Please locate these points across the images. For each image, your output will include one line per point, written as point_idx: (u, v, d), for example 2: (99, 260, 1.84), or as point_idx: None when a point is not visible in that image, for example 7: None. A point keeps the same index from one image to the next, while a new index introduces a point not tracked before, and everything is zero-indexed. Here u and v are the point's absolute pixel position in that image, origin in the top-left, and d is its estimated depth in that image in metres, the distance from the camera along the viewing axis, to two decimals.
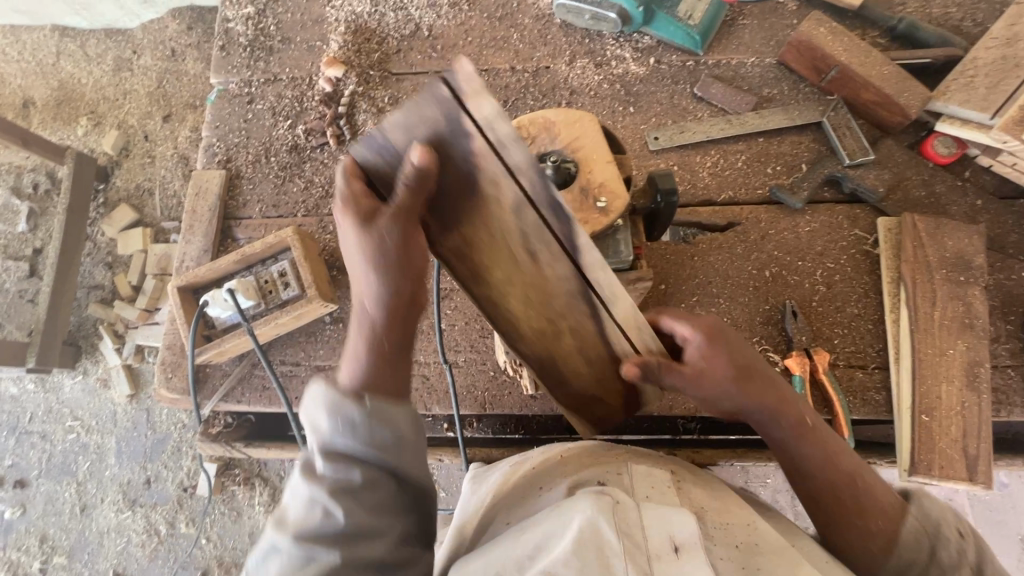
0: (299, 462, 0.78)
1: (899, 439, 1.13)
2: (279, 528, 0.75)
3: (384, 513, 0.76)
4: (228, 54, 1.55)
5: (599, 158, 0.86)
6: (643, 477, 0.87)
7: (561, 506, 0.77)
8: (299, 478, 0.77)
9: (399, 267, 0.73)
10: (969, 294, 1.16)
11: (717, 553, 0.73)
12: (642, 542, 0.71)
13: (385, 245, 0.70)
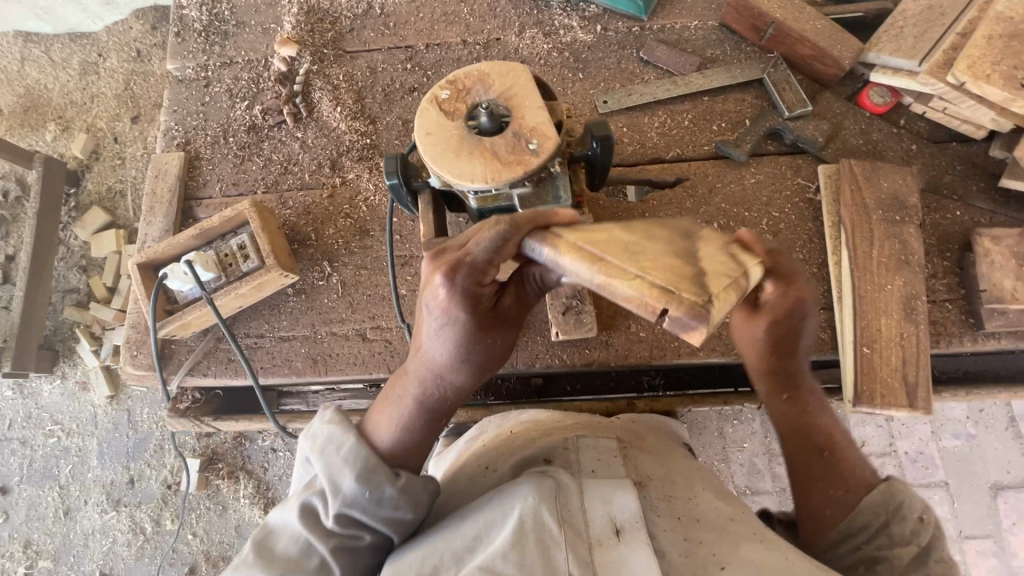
0: (330, 463, 0.91)
1: (845, 372, 1.17)
2: (302, 517, 0.89)
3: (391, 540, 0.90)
4: (183, 39, 1.56)
5: (531, 105, 0.90)
6: (588, 451, 0.97)
7: (505, 491, 0.89)
8: (336, 474, 0.89)
9: (481, 375, 0.92)
10: (904, 233, 1.21)
11: (658, 523, 0.88)
12: (584, 528, 0.85)
13: (488, 336, 0.87)
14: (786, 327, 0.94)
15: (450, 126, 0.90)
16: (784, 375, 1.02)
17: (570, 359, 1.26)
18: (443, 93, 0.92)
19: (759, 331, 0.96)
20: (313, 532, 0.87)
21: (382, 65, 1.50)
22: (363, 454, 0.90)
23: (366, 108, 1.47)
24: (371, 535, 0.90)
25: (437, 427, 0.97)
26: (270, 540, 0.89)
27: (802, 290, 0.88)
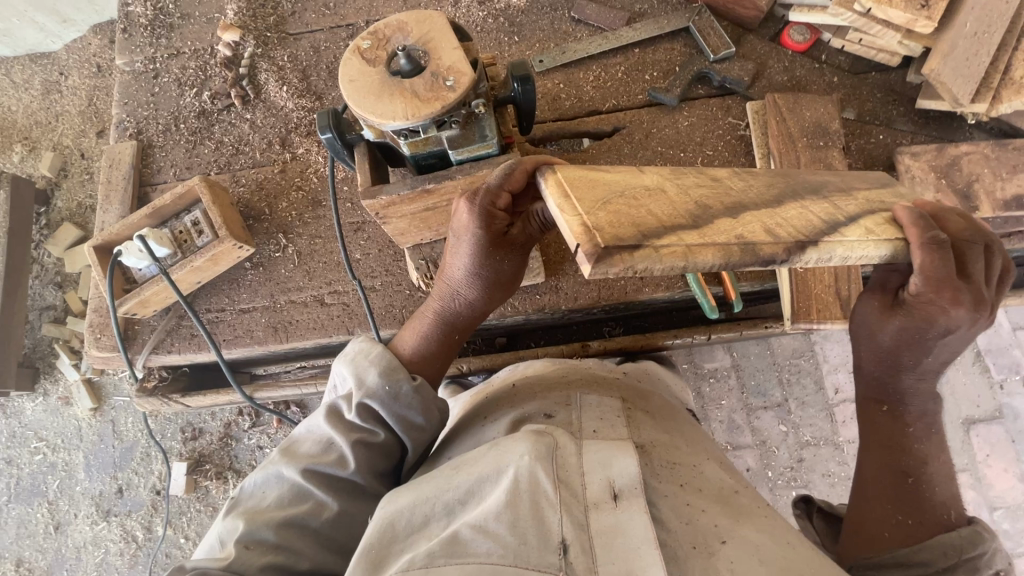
0: (357, 368, 0.96)
1: (782, 286, 1.21)
2: (327, 419, 0.94)
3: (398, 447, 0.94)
4: (129, 35, 1.60)
5: (447, 46, 0.94)
6: (592, 412, 0.97)
7: (501, 445, 0.84)
8: (360, 379, 0.95)
9: (491, 293, 1.01)
10: (829, 157, 1.26)
11: (657, 489, 0.84)
12: (580, 488, 0.79)
13: (494, 253, 0.95)
14: (917, 331, 0.84)
15: (373, 72, 0.94)
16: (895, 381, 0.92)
17: (522, 305, 1.31)
18: (364, 43, 0.96)
19: (889, 327, 0.87)
20: (334, 430, 0.92)
21: (325, 45, 1.54)
22: (387, 362, 0.95)
23: (312, 86, 1.51)
24: (386, 435, 0.94)
25: (454, 342, 1.06)
26: (298, 442, 0.95)
27: (958, 297, 0.78)
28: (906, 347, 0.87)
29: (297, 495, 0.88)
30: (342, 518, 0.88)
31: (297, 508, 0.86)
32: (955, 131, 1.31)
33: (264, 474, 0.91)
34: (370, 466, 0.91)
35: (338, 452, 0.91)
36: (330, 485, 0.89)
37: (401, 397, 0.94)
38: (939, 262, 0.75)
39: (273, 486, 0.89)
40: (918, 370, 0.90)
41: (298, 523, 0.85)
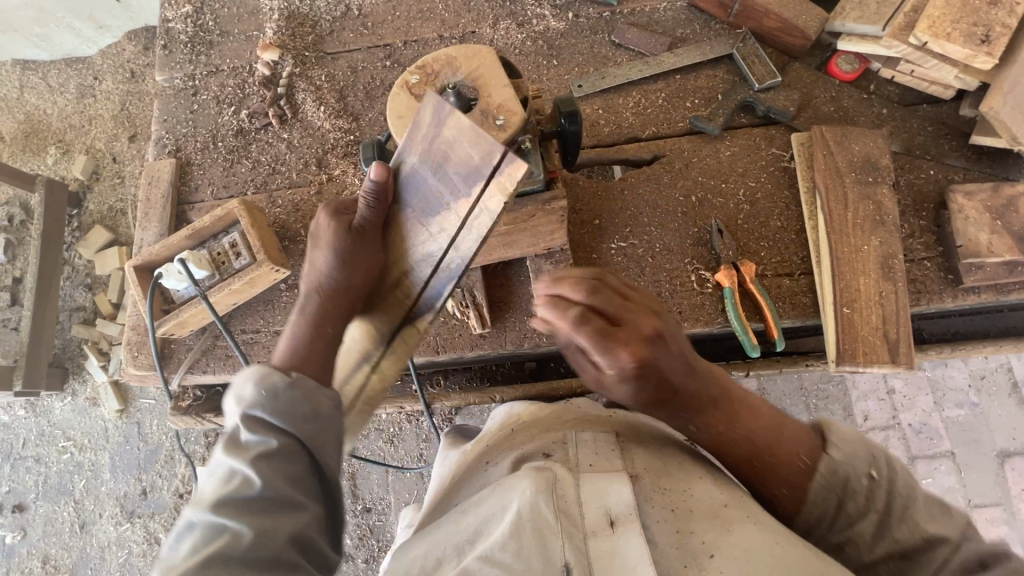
0: (232, 395, 0.87)
1: (827, 333, 1.18)
2: (224, 453, 0.82)
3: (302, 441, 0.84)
4: (170, 51, 1.61)
5: (497, 83, 0.93)
6: (587, 445, 0.91)
7: (503, 485, 0.82)
8: (241, 400, 0.86)
9: (347, 266, 0.98)
10: (877, 194, 1.22)
11: (651, 514, 0.80)
12: (578, 519, 0.77)
13: (340, 235, 0.99)
14: (666, 381, 0.91)
15: (421, 109, 0.95)
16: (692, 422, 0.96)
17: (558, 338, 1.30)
18: (413, 78, 0.97)
19: (638, 400, 0.93)
20: (235, 456, 0.81)
21: (362, 65, 1.54)
22: (265, 374, 0.87)
23: (349, 106, 1.51)
24: (291, 438, 0.84)
25: (326, 334, 0.97)
26: (200, 489, 0.81)
27: (636, 343, 0.87)
28: (692, 398, 0.94)
29: (215, 533, 0.75)
30: (269, 535, 0.75)
31: (221, 542, 0.74)
32: (1011, 167, 1.27)
33: (177, 531, 0.78)
34: (278, 471, 0.80)
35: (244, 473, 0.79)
36: (254, 510, 0.77)
37: (262, 402, 0.84)
38: (582, 313, 0.86)
39: (188, 537, 0.76)
40: (706, 391, 0.96)
41: (226, 555, 0.72)
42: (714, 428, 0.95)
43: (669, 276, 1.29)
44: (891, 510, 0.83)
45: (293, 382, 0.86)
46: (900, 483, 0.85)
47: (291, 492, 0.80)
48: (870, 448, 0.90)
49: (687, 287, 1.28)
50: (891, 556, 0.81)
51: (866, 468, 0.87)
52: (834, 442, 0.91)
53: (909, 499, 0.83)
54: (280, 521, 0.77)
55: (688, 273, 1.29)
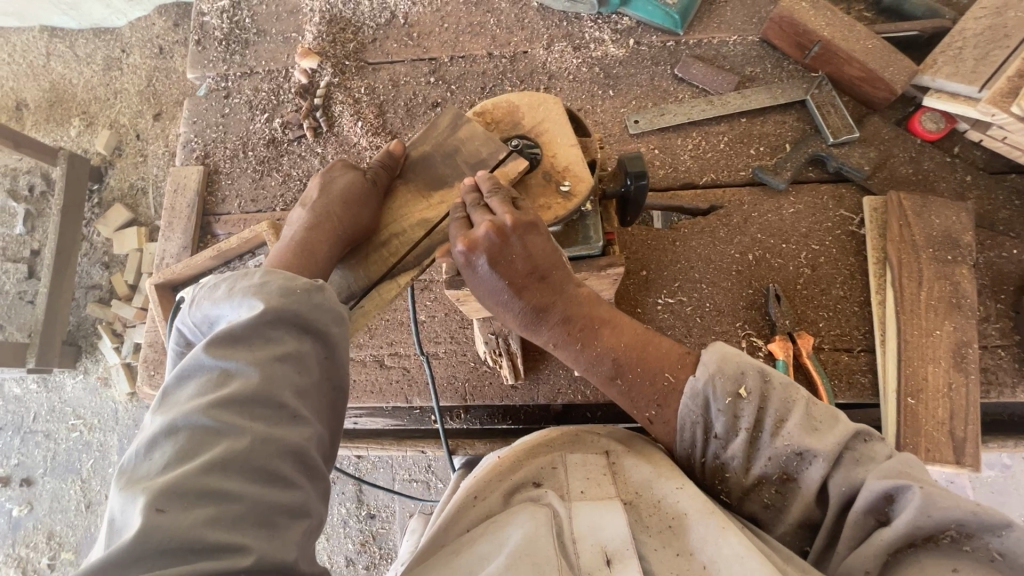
0: (230, 294, 0.74)
1: (886, 421, 1.10)
2: (213, 351, 0.68)
3: (298, 351, 0.71)
4: (204, 48, 1.53)
5: (563, 141, 0.86)
6: (578, 470, 0.84)
7: (495, 523, 0.78)
8: (242, 298, 0.73)
9: (354, 205, 0.84)
10: (956, 274, 1.12)
11: (648, 544, 0.75)
12: (571, 558, 0.72)
13: (353, 184, 0.86)
14: (528, 279, 0.81)
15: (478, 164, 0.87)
16: (589, 356, 0.85)
17: (593, 395, 1.23)
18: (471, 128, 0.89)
19: (517, 310, 0.84)
20: (230, 356, 0.68)
21: (404, 79, 1.45)
22: (272, 276, 0.74)
23: (388, 123, 1.42)
24: (297, 342, 0.72)
25: (316, 260, 0.82)
26: (177, 392, 0.68)
27: (497, 254, 0.79)
28: (551, 303, 0.83)
29: (205, 439, 0.62)
30: (272, 446, 0.64)
31: (212, 452, 0.61)
32: None
33: (148, 438, 0.64)
34: (272, 374, 0.67)
35: (228, 381, 0.67)
36: (253, 416, 0.65)
37: (259, 303, 0.71)
38: (474, 208, 0.80)
39: (164, 446, 0.62)
40: (576, 307, 0.85)
41: (221, 465, 0.60)
42: (610, 352, 0.85)
43: (717, 338, 1.21)
44: (762, 428, 0.74)
45: (309, 286, 0.74)
46: (768, 400, 0.75)
47: (282, 403, 0.67)
48: (739, 363, 0.77)
49: None
50: (773, 483, 0.74)
51: (733, 390, 0.75)
52: (701, 366, 0.78)
53: (782, 412, 0.74)
54: (283, 432, 0.65)
55: (738, 338, 1.21)
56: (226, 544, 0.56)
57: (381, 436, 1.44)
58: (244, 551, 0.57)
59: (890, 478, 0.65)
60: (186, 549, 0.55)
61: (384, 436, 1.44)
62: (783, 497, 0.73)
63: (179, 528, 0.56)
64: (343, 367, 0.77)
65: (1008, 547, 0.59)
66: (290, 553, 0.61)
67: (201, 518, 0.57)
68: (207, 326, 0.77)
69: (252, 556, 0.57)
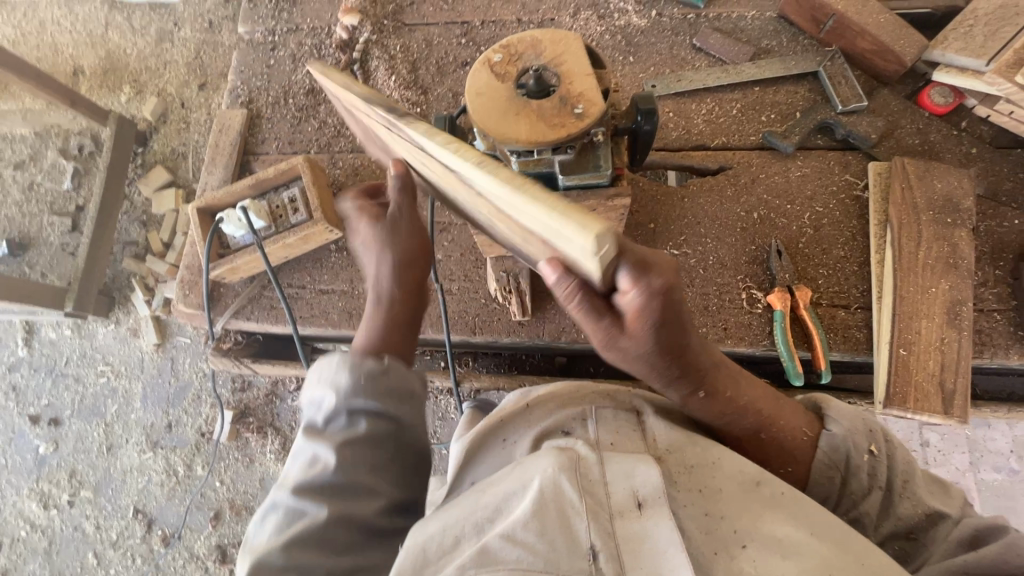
0: (319, 380, 0.89)
1: (877, 372, 1.14)
2: (307, 441, 0.86)
3: (371, 434, 0.85)
4: (254, 5, 1.65)
5: (580, 71, 0.93)
6: (608, 423, 0.89)
7: (523, 462, 0.79)
8: (327, 386, 0.87)
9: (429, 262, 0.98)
10: (955, 236, 1.16)
11: (678, 498, 0.76)
12: (602, 498, 0.74)
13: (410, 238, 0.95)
14: (669, 354, 0.73)
15: (500, 88, 0.94)
16: (686, 368, 0.78)
17: None
18: (496, 57, 0.97)
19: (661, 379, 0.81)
20: (318, 446, 0.84)
21: (438, 39, 1.54)
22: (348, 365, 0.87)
23: (419, 79, 1.52)
24: (367, 431, 0.85)
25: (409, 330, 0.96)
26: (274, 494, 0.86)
27: (668, 271, 0.67)
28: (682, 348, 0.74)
29: (293, 519, 0.81)
30: (347, 522, 0.81)
31: (297, 530, 0.80)
32: None
33: (262, 511, 0.86)
34: (352, 462, 0.84)
35: (316, 468, 0.84)
36: (337, 498, 0.82)
37: (335, 396, 0.86)
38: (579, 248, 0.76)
39: (271, 516, 0.83)
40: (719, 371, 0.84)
41: (302, 544, 0.79)
42: (755, 405, 0.89)
43: (718, 290, 1.26)
44: (894, 486, 0.85)
45: (379, 369, 0.87)
46: (895, 461, 0.87)
47: (359, 484, 0.83)
48: (866, 422, 0.91)
49: (736, 305, 1.25)
50: (898, 534, 0.83)
51: (867, 446, 0.88)
52: (835, 422, 0.90)
53: (908, 473, 0.87)
54: (357, 509, 0.82)
55: (739, 291, 1.26)
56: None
57: None
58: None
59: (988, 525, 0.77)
60: None
61: None
62: (909, 551, 0.81)
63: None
64: (413, 446, 0.90)
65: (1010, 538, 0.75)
66: None
67: None
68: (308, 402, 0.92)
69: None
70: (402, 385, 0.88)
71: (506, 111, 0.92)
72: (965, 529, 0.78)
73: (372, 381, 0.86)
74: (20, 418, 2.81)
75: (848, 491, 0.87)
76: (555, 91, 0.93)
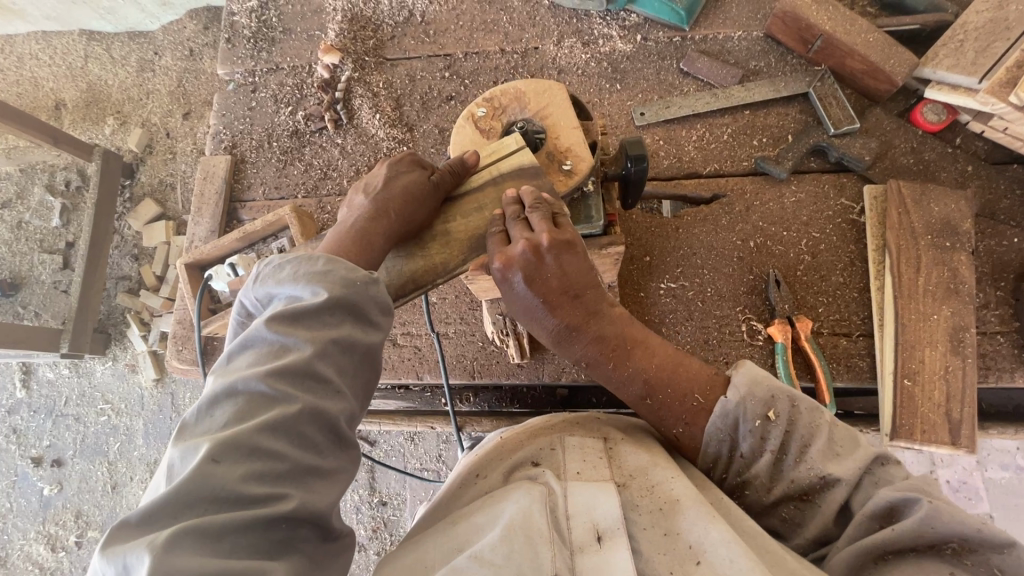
0: (295, 276, 0.77)
1: (882, 405, 1.13)
2: (274, 325, 0.72)
3: (346, 331, 0.74)
4: (233, 46, 1.62)
5: (567, 125, 0.93)
6: (574, 450, 0.86)
7: (493, 498, 0.78)
8: (306, 282, 0.76)
9: (414, 205, 0.88)
10: (954, 260, 1.15)
11: (638, 523, 0.76)
12: (564, 532, 0.73)
13: (419, 187, 0.89)
14: (557, 305, 0.89)
15: (486, 145, 0.95)
16: (584, 329, 0.91)
17: None
18: (479, 111, 0.96)
19: (549, 325, 0.91)
20: (292, 334, 0.71)
21: (420, 74, 1.52)
22: (336, 265, 0.77)
23: (404, 116, 1.49)
24: (350, 327, 0.75)
25: (375, 249, 0.85)
26: (236, 358, 0.71)
27: (557, 242, 0.84)
28: (585, 324, 0.91)
29: (258, 405, 0.66)
30: (316, 418, 0.68)
31: (266, 415, 0.65)
32: None
33: (206, 398, 0.68)
34: (331, 356, 0.72)
35: (285, 353, 0.70)
36: (306, 389, 0.69)
37: (318, 288, 0.74)
38: (514, 222, 0.86)
39: (224, 405, 0.66)
40: (607, 329, 0.92)
41: (271, 428, 0.64)
42: (641, 373, 0.91)
43: (718, 323, 1.25)
44: (787, 451, 0.79)
45: (368, 279, 0.77)
46: (796, 425, 0.79)
47: (329, 385, 0.71)
48: (770, 387, 0.80)
49: (737, 338, 1.24)
50: (790, 497, 0.78)
51: (762, 413, 0.79)
52: (732, 389, 0.81)
53: (807, 437, 0.78)
54: (329, 406, 0.69)
55: (739, 322, 1.24)
56: (269, 495, 0.62)
57: (392, 415, 1.50)
58: (285, 498, 0.63)
59: (902, 491, 0.69)
60: (225, 501, 0.60)
61: (395, 414, 1.49)
62: (802, 514, 0.78)
63: (229, 483, 0.60)
64: (379, 366, 0.80)
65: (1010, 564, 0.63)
66: (325, 504, 0.66)
67: (242, 473, 0.61)
68: (269, 303, 0.79)
69: (292, 503, 0.63)
70: (378, 316, 0.78)
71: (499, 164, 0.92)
72: (881, 499, 0.70)
73: (356, 280, 0.76)
74: (22, 459, 2.79)
75: (738, 454, 0.82)
76: (541, 145, 0.93)
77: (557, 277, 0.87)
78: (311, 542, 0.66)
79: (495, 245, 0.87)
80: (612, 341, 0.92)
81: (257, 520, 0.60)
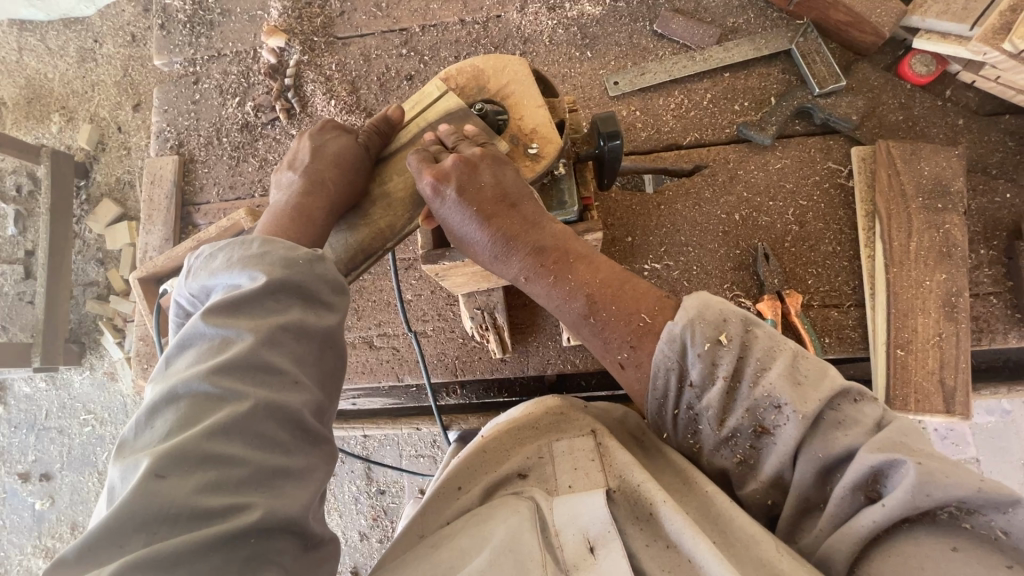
0: (228, 264, 0.70)
1: (877, 374, 1.10)
2: (211, 319, 0.65)
3: (296, 316, 0.67)
4: (168, 32, 1.48)
5: (529, 103, 0.85)
6: (563, 461, 0.79)
7: (477, 517, 0.72)
8: (241, 269, 0.69)
9: (348, 172, 0.81)
10: (946, 223, 1.10)
11: (635, 538, 0.69)
12: (555, 550, 0.67)
13: (345, 150, 0.83)
14: (495, 218, 0.80)
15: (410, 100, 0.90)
16: (524, 240, 0.81)
17: (583, 363, 1.25)
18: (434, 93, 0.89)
19: (481, 238, 0.82)
20: (231, 325, 0.64)
21: (375, 52, 1.40)
22: (272, 247, 0.70)
23: (362, 100, 1.38)
24: (302, 313, 0.68)
25: (315, 224, 0.79)
26: (176, 361, 0.64)
27: (485, 156, 0.80)
28: (519, 232, 0.81)
29: (203, 409, 0.59)
30: (273, 411, 0.61)
31: (213, 418, 0.58)
32: None
33: (144, 410, 0.61)
34: (278, 338, 0.64)
35: (228, 346, 0.63)
36: (256, 382, 0.61)
37: (255, 273, 0.67)
38: (442, 152, 0.83)
39: (166, 413, 0.59)
40: (546, 238, 0.81)
41: (222, 430, 0.57)
42: (583, 286, 0.80)
43: None
44: (741, 378, 0.68)
45: (311, 256, 0.70)
46: (751, 348, 0.69)
47: (284, 373, 0.63)
48: (722, 310, 0.71)
49: None
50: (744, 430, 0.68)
51: (712, 336, 0.69)
52: (681, 312, 0.71)
53: (766, 360, 0.68)
54: (286, 398, 0.62)
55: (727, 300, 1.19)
56: (228, 506, 0.54)
57: (377, 416, 1.44)
58: (247, 508, 0.55)
59: (889, 456, 0.58)
60: (181, 518, 0.53)
61: (380, 415, 1.44)
62: (757, 453, 0.68)
63: (178, 496, 0.53)
64: (342, 358, 0.73)
65: (1014, 525, 0.54)
66: (295, 507, 0.58)
67: (197, 485, 0.54)
68: (206, 298, 0.72)
69: (257, 512, 0.55)
70: (327, 300, 0.71)
71: (428, 119, 0.87)
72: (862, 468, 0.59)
73: (300, 271, 0.69)
74: (8, 476, 2.44)
75: (686, 383, 0.71)
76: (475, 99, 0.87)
77: (490, 183, 0.79)
78: (292, 552, 0.58)
79: (417, 164, 0.80)
80: (553, 254, 0.81)
81: (217, 537, 0.52)
